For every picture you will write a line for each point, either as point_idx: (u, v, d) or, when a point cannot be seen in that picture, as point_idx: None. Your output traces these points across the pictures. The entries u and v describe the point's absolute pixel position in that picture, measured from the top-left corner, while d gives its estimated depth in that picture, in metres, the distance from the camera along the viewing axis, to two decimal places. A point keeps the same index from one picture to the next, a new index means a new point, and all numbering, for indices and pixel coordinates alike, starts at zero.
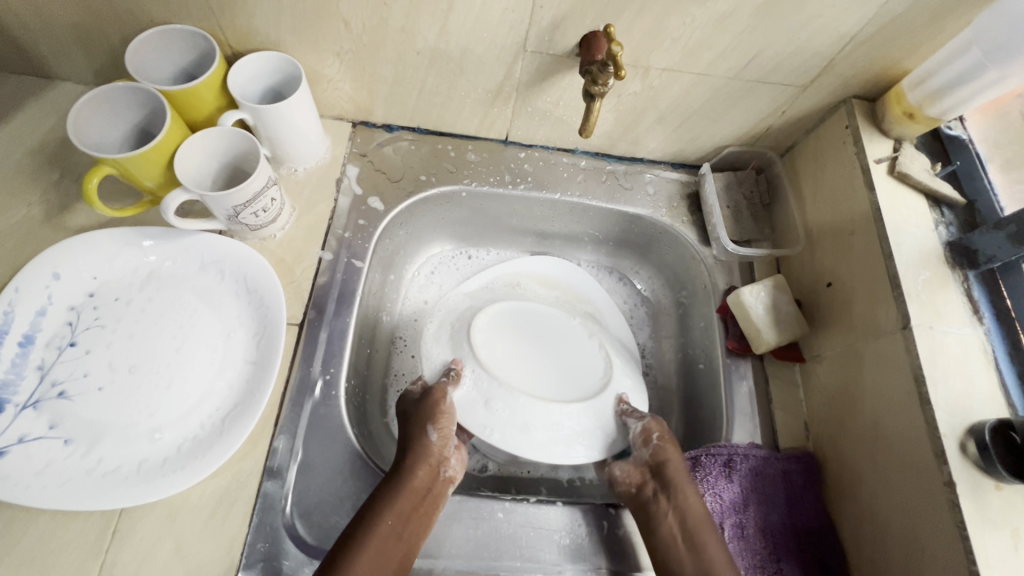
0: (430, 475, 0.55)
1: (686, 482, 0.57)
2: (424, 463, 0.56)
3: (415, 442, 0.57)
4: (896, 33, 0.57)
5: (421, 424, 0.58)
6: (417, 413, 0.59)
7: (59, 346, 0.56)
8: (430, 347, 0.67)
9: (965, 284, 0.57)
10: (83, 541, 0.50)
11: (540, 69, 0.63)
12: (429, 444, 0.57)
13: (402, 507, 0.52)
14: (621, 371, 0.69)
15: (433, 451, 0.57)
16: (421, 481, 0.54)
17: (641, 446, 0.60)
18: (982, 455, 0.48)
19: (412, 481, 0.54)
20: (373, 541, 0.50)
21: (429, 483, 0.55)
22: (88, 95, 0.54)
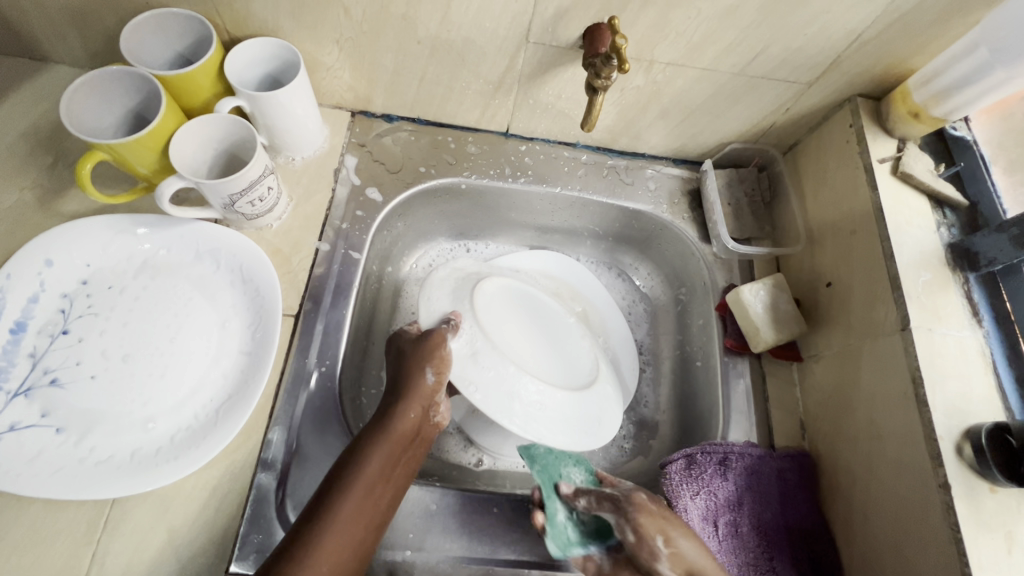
0: (420, 417, 0.56)
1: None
2: (414, 409, 0.56)
3: (408, 384, 0.56)
4: (904, 32, 0.56)
5: (414, 367, 0.57)
6: (413, 354, 0.58)
7: (51, 334, 0.55)
8: (432, 291, 0.66)
9: (965, 286, 0.57)
10: (76, 530, 0.50)
11: (542, 61, 0.62)
12: (421, 386, 0.56)
13: (391, 448, 0.52)
14: (605, 378, 0.69)
15: (426, 392, 0.57)
16: (410, 424, 0.55)
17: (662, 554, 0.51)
18: (977, 458, 0.48)
19: (401, 424, 0.54)
20: (362, 480, 0.50)
21: (419, 425, 0.56)
22: (82, 78, 0.53)
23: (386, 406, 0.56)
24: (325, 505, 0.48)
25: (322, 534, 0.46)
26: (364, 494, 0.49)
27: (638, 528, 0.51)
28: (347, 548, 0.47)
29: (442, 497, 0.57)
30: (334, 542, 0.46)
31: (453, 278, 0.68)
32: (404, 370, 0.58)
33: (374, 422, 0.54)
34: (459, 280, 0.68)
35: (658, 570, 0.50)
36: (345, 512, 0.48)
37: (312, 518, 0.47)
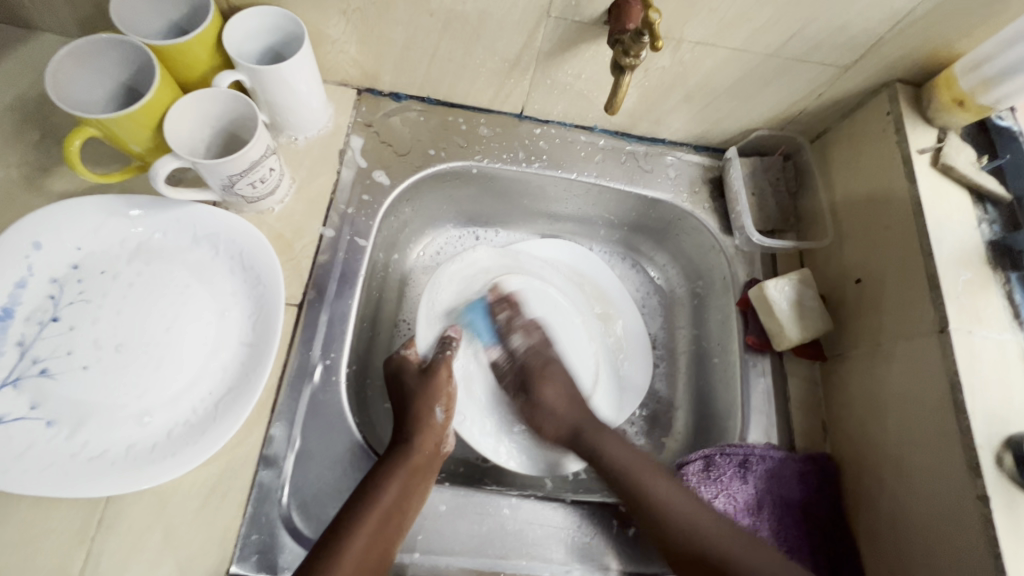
0: (431, 451, 0.57)
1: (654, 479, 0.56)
2: (427, 438, 0.57)
3: (421, 417, 0.58)
4: (954, 12, 0.52)
5: (426, 402, 0.59)
6: (423, 388, 0.60)
7: (40, 321, 0.52)
8: (438, 298, 0.70)
9: (1007, 286, 0.54)
10: (67, 528, 0.48)
11: (563, 37, 0.58)
12: (432, 417, 0.59)
13: (405, 478, 0.52)
14: (603, 389, 0.73)
15: (435, 429, 0.58)
16: (423, 457, 0.55)
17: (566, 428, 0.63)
18: (1019, 469, 0.45)
19: (415, 455, 0.55)
20: (379, 509, 0.49)
21: (430, 458, 0.56)
22: (69, 48, 0.49)
23: (398, 439, 0.56)
24: (342, 532, 0.47)
25: (337, 565, 0.46)
26: (379, 520, 0.49)
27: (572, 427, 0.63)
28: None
29: (452, 497, 0.55)
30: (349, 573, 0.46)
31: (459, 287, 0.72)
32: (413, 404, 0.59)
33: (387, 453, 0.54)
34: (463, 285, 0.73)
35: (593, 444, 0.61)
36: (359, 540, 0.47)
37: (330, 545, 0.47)
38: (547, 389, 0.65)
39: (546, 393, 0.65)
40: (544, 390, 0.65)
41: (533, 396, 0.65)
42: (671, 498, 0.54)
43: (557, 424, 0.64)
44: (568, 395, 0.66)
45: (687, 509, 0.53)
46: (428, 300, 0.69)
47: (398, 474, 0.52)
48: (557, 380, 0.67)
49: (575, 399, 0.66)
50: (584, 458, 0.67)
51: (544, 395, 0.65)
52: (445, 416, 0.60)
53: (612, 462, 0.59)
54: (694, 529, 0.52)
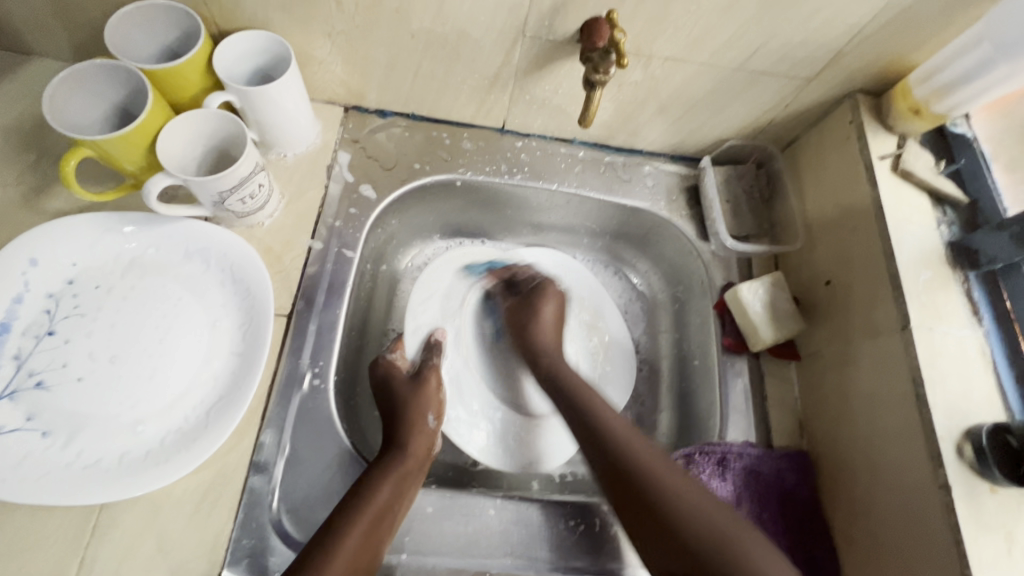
0: (422, 454, 0.58)
1: (589, 395, 0.62)
2: (422, 440, 0.59)
3: (413, 422, 0.60)
4: (906, 26, 0.55)
5: (421, 406, 0.61)
6: (418, 394, 0.62)
7: (37, 335, 0.54)
8: (417, 311, 0.74)
9: (966, 285, 0.56)
10: (63, 535, 0.49)
11: (539, 55, 0.61)
12: (426, 421, 0.61)
13: (397, 482, 0.54)
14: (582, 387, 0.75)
15: (428, 432, 0.60)
16: (415, 459, 0.57)
17: (553, 328, 0.71)
18: (978, 458, 0.47)
19: (407, 460, 0.56)
20: (370, 510, 0.51)
21: (421, 461, 0.58)
22: (66, 72, 0.52)
23: (393, 443, 0.58)
24: (336, 534, 0.49)
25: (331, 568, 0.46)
26: (373, 521, 0.50)
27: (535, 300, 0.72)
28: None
29: (439, 499, 0.57)
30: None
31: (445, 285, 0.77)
32: (407, 409, 0.61)
33: (380, 457, 0.56)
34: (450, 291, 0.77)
35: (543, 306, 0.71)
36: (351, 543, 0.48)
37: (324, 548, 0.48)
38: (545, 306, 0.72)
39: (544, 310, 0.71)
40: (543, 307, 0.71)
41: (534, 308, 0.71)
42: (607, 417, 0.59)
43: (536, 339, 0.69)
44: (557, 319, 0.72)
45: (613, 418, 0.60)
46: (422, 294, 0.75)
47: (391, 476, 0.54)
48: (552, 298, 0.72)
49: (556, 331, 0.71)
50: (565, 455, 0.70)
51: (543, 311, 0.71)
52: (436, 423, 0.62)
53: (568, 380, 0.65)
54: (603, 423, 0.59)
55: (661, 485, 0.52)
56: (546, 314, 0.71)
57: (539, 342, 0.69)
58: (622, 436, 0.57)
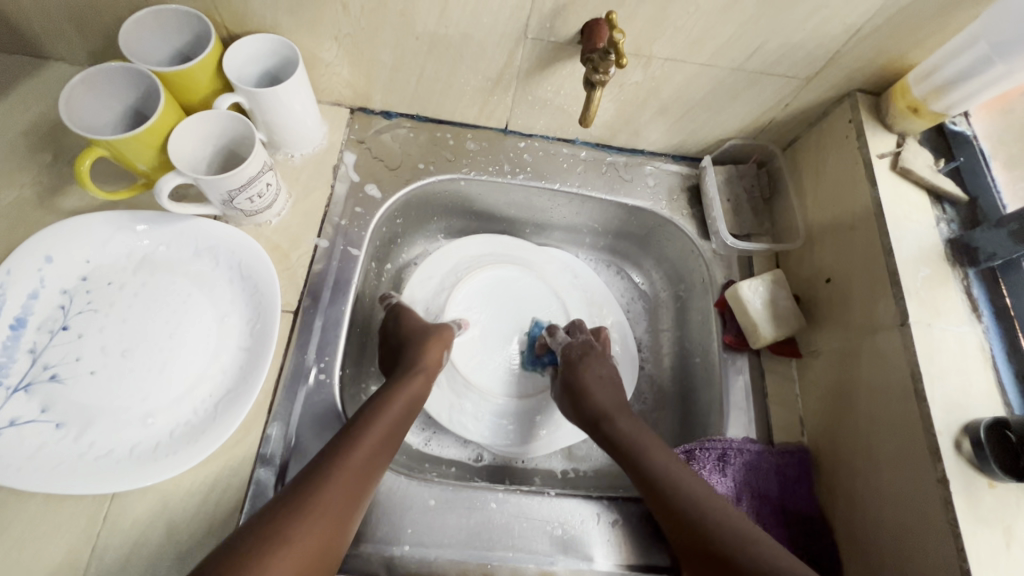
0: (424, 382, 0.62)
1: (645, 436, 0.60)
2: (412, 390, 0.61)
3: (420, 352, 0.64)
4: (903, 26, 0.56)
5: (415, 358, 0.63)
6: (414, 344, 0.65)
7: (51, 330, 0.55)
8: (418, 287, 0.77)
9: (965, 282, 0.57)
10: (75, 524, 0.50)
11: (541, 57, 0.62)
12: (419, 372, 0.62)
13: (386, 425, 0.55)
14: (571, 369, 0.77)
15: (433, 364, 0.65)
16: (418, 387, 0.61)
17: (603, 388, 0.66)
18: (977, 453, 0.48)
19: (413, 385, 0.61)
20: (381, 426, 0.55)
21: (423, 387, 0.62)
22: (82, 75, 0.53)
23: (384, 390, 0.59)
24: (325, 468, 0.50)
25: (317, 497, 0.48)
26: (363, 457, 0.52)
27: (580, 364, 0.68)
28: (342, 511, 0.48)
29: (441, 492, 0.57)
30: (331, 507, 0.48)
31: (444, 270, 0.79)
32: (401, 363, 0.63)
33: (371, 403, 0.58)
34: (448, 276, 0.78)
35: (588, 370, 0.67)
36: (360, 454, 0.52)
37: (312, 479, 0.49)
38: (590, 370, 0.67)
39: (591, 370, 0.67)
40: (588, 368, 0.67)
41: (579, 376, 0.67)
42: (641, 439, 0.59)
43: (588, 402, 0.65)
44: (606, 379, 0.67)
45: (648, 441, 0.59)
46: (420, 278, 0.77)
47: (381, 418, 0.56)
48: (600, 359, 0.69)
49: (612, 389, 0.66)
50: (533, 446, 0.71)
51: (587, 376, 0.67)
52: (429, 374, 0.63)
53: (620, 431, 0.61)
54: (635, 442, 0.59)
55: (671, 480, 0.54)
56: (592, 376, 0.67)
57: (597, 407, 0.64)
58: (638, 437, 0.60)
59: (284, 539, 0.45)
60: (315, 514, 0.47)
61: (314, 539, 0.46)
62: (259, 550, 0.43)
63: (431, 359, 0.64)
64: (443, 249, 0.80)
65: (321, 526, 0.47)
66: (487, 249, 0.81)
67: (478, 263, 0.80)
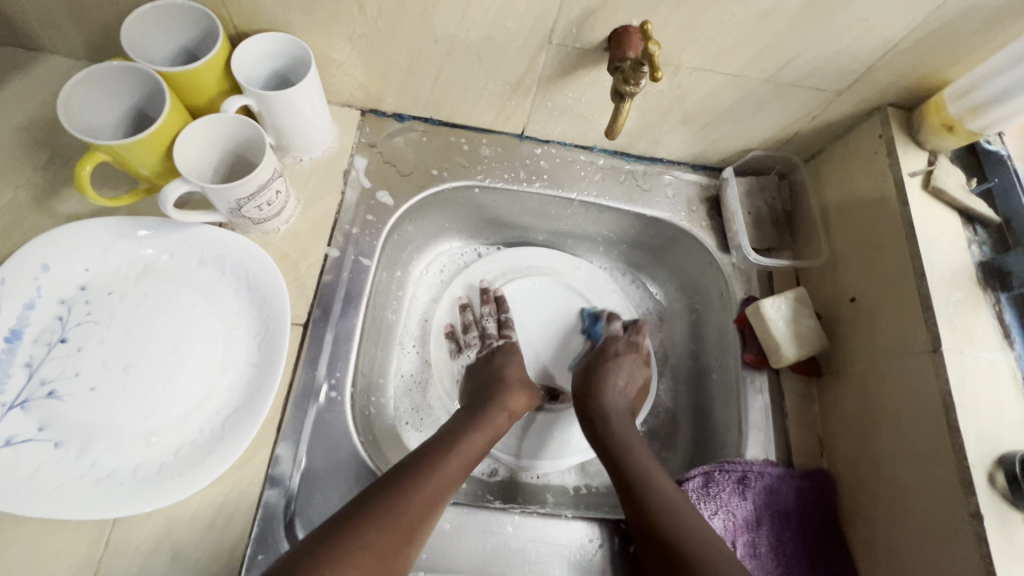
0: (506, 419, 0.63)
1: (641, 448, 0.60)
2: (495, 427, 0.61)
3: (506, 389, 0.65)
4: (943, 41, 0.54)
5: (501, 396, 0.64)
6: (502, 382, 0.66)
7: (48, 342, 0.53)
8: (446, 302, 0.79)
9: (997, 307, 0.55)
10: (75, 549, 0.48)
11: (564, 62, 0.60)
12: (503, 408, 0.63)
13: (467, 455, 0.56)
14: None
15: (518, 403, 0.65)
16: (499, 422, 0.62)
17: (619, 386, 0.68)
18: (1011, 487, 0.47)
19: (497, 419, 0.62)
20: (465, 455, 0.56)
21: (505, 426, 0.63)
22: (81, 74, 0.50)
23: (469, 419, 0.61)
24: (410, 475, 0.51)
25: (403, 503, 0.48)
26: (446, 475, 0.52)
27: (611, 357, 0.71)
28: (422, 522, 0.48)
29: (456, 515, 0.56)
30: (412, 515, 0.48)
31: (470, 284, 0.80)
32: (486, 399, 0.64)
33: (456, 428, 0.59)
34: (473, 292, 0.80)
35: (615, 370, 0.69)
36: (443, 474, 0.52)
37: (396, 483, 0.50)
38: (616, 371, 0.69)
39: (618, 377, 0.68)
40: (618, 372, 0.69)
41: (607, 370, 0.69)
42: (638, 454, 0.59)
43: (598, 402, 0.66)
44: (627, 386, 0.68)
45: (645, 461, 0.59)
46: (445, 300, 0.79)
47: (466, 443, 0.57)
48: (630, 370, 0.70)
49: (625, 398, 0.67)
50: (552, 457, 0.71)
51: (611, 372, 0.69)
52: (512, 416, 0.64)
53: (620, 436, 0.62)
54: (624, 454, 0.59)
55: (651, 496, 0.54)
56: (617, 376, 0.68)
57: (596, 410, 0.65)
58: (644, 474, 0.57)
59: (364, 542, 0.45)
60: (397, 519, 0.47)
61: (387, 544, 0.46)
62: (337, 547, 0.44)
63: (517, 401, 0.65)
64: (463, 272, 0.80)
65: (398, 532, 0.47)
66: (512, 262, 0.82)
67: (504, 276, 0.81)
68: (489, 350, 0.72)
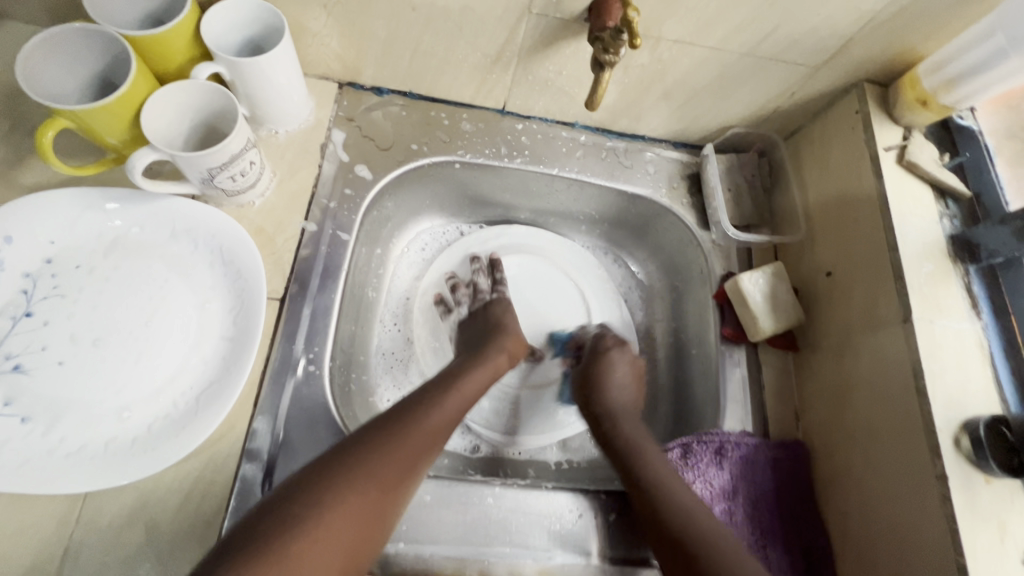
0: (507, 361, 0.63)
1: (648, 446, 0.57)
2: (496, 368, 0.61)
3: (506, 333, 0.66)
4: (919, 14, 0.54)
5: (498, 339, 0.65)
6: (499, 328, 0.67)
7: (12, 316, 0.51)
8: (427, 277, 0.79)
9: (966, 278, 0.57)
10: (45, 524, 0.47)
11: (544, 34, 0.59)
12: (503, 351, 0.63)
13: (467, 391, 0.56)
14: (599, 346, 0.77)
15: (512, 345, 0.65)
16: (499, 364, 0.62)
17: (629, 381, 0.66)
18: (975, 450, 0.48)
19: (498, 359, 0.62)
20: (466, 390, 0.56)
21: (506, 368, 0.63)
22: (41, 36, 0.48)
23: (470, 359, 0.61)
24: (409, 410, 0.51)
25: (405, 434, 0.48)
26: (448, 412, 0.53)
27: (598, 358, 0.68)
28: (424, 453, 0.49)
29: (436, 487, 0.56)
30: (411, 450, 0.48)
31: (455, 258, 0.80)
32: (483, 344, 0.64)
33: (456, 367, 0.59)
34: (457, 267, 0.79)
35: (617, 367, 0.66)
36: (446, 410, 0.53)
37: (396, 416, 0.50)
38: (615, 364, 0.67)
39: (617, 369, 0.66)
40: (614, 366, 0.66)
41: (602, 374, 0.66)
42: (624, 418, 0.61)
43: (602, 395, 0.64)
44: (633, 375, 0.67)
45: (631, 425, 0.60)
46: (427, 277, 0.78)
47: (466, 381, 0.57)
48: (629, 361, 0.68)
49: (630, 385, 0.65)
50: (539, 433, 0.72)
51: (614, 369, 0.66)
52: (511, 359, 0.65)
53: (626, 433, 0.59)
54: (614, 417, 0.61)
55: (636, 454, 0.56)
56: (614, 371, 0.66)
57: (604, 408, 0.62)
58: (634, 437, 0.58)
59: (365, 469, 0.45)
60: (399, 449, 0.47)
61: (390, 475, 0.46)
62: (339, 470, 0.44)
63: (514, 344, 0.65)
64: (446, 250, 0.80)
65: (404, 459, 0.47)
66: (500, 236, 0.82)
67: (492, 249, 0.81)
68: (482, 302, 0.74)
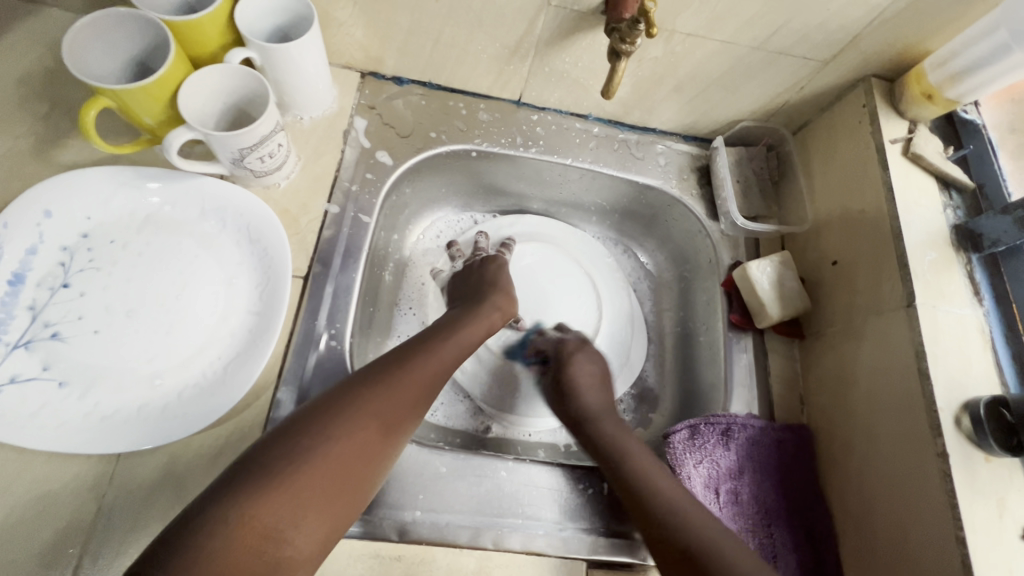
0: (501, 318, 0.64)
1: (630, 441, 0.57)
2: (490, 323, 0.63)
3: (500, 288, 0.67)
4: (926, 10, 0.56)
5: (491, 295, 0.66)
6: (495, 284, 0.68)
7: (51, 287, 0.53)
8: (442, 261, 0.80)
9: (969, 266, 0.58)
10: (80, 483, 0.49)
11: (562, 26, 0.61)
12: (498, 308, 0.65)
13: (461, 342, 0.58)
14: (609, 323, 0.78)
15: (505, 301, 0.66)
16: (492, 319, 0.63)
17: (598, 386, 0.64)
18: (975, 429, 0.50)
19: (493, 315, 0.63)
20: (459, 341, 0.58)
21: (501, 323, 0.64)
22: (87, 19, 0.51)
23: (465, 313, 0.62)
24: (405, 356, 0.53)
25: (399, 375, 0.51)
26: (443, 360, 0.55)
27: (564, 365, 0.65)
28: (418, 398, 0.51)
29: (452, 460, 0.58)
30: (406, 395, 0.50)
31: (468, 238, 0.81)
32: (478, 298, 0.65)
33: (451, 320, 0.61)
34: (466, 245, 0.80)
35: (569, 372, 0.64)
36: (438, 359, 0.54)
37: (394, 362, 0.52)
38: (578, 367, 0.65)
39: (577, 371, 0.65)
40: (575, 367, 0.65)
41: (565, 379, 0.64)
42: (604, 419, 0.60)
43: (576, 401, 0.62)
44: (595, 379, 0.65)
45: (613, 427, 0.60)
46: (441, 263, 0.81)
47: (460, 333, 0.59)
48: (595, 364, 0.66)
49: (595, 387, 0.64)
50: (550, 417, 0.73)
51: (575, 373, 0.65)
52: (506, 316, 0.66)
53: (604, 432, 0.59)
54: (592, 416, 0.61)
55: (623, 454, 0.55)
56: (574, 378, 0.64)
57: (581, 410, 0.62)
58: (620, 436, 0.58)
59: (363, 407, 0.48)
60: (396, 395, 0.50)
61: (389, 417, 0.48)
62: (336, 405, 0.47)
63: (511, 302, 0.67)
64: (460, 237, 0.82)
65: (402, 401, 0.50)
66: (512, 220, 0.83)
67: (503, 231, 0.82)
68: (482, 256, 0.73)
